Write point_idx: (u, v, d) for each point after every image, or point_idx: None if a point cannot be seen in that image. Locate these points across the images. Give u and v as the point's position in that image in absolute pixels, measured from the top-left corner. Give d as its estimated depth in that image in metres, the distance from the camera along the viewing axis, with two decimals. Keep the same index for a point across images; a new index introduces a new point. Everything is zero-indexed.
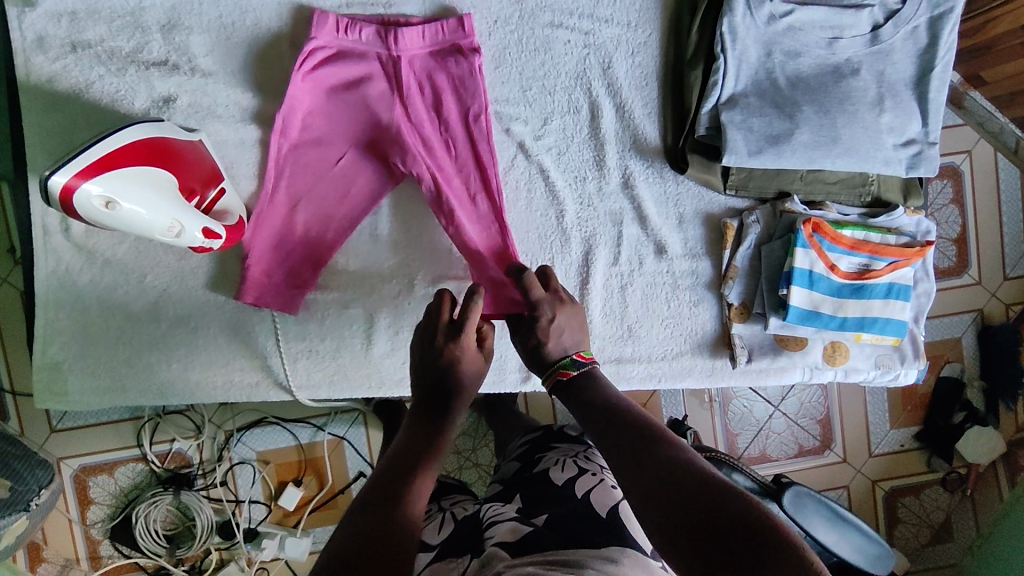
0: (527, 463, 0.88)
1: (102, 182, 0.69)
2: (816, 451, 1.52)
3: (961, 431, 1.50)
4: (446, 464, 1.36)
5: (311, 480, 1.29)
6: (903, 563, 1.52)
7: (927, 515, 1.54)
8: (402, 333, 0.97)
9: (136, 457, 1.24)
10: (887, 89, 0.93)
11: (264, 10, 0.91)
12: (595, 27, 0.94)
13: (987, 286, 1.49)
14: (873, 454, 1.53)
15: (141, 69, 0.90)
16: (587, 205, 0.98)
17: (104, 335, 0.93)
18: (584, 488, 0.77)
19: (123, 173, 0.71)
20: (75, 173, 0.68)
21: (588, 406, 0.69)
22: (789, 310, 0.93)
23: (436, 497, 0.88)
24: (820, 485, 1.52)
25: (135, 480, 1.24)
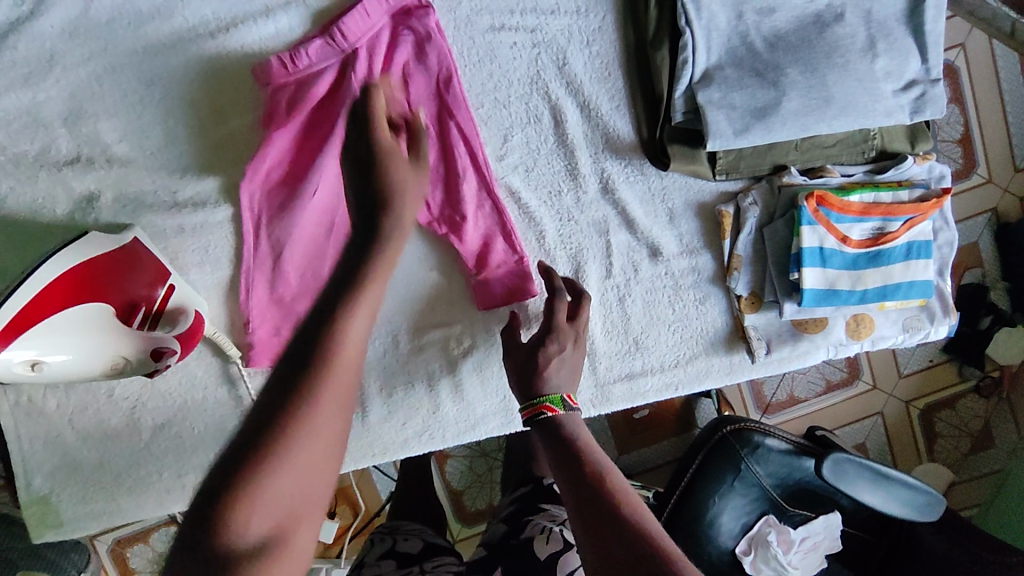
0: (514, 526, 0.83)
1: (22, 343, 0.65)
2: (844, 383, 1.48)
3: (989, 336, 1.41)
4: (475, 467, 1.33)
5: (345, 509, 1.27)
6: (944, 477, 1.49)
7: (965, 425, 1.50)
8: (397, 393, 0.90)
9: (167, 521, 1.22)
10: (877, 30, 0.82)
11: (171, 78, 0.82)
12: (542, 22, 0.84)
13: (998, 182, 1.38)
14: (903, 374, 1.48)
15: (53, 171, 0.81)
16: (567, 220, 0.89)
17: (86, 459, 0.87)
18: (566, 568, 0.77)
19: (46, 329, 0.66)
20: None
21: (553, 453, 0.66)
22: (804, 295, 0.85)
23: (420, 560, 0.85)
24: (853, 415, 1.48)
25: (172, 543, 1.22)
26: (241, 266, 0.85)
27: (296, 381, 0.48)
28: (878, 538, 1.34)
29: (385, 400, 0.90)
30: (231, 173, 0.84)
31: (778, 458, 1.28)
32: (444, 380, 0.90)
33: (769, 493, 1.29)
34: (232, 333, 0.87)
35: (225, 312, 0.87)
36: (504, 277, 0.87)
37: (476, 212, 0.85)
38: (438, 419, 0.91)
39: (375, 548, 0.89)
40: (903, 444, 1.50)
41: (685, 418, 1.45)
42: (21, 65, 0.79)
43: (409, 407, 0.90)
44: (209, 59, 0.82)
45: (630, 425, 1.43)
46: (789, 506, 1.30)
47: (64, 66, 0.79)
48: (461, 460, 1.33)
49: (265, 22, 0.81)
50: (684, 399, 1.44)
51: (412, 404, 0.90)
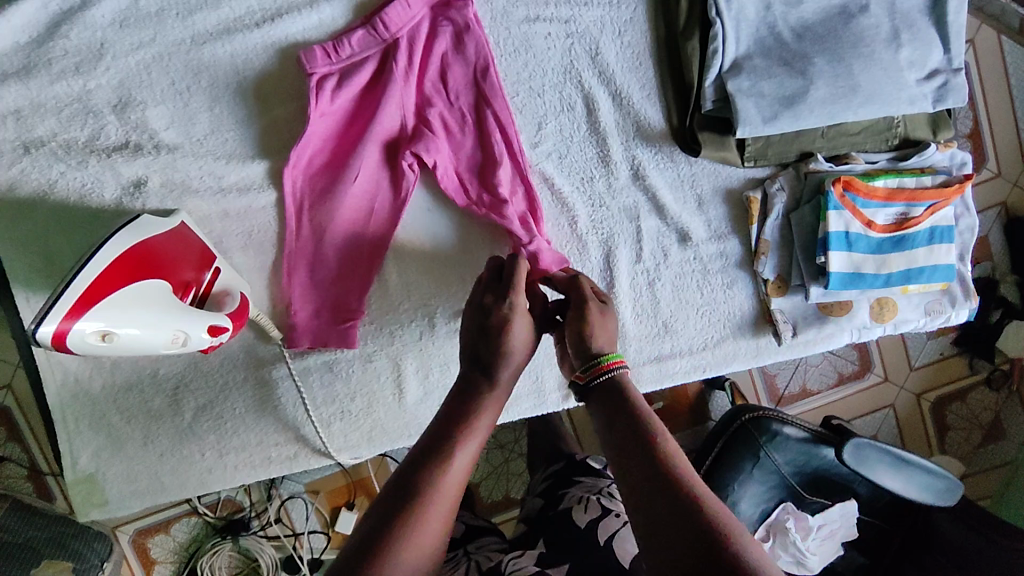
0: (551, 501, 0.90)
1: (93, 313, 0.65)
2: (856, 375, 1.50)
3: (999, 329, 1.45)
4: (491, 459, 1.35)
5: (363, 501, 1.28)
6: (956, 468, 1.51)
7: (976, 417, 1.52)
8: (432, 375, 0.93)
9: (188, 511, 1.24)
10: (901, 21, 0.85)
11: (217, 67, 0.84)
12: (576, 13, 0.87)
13: (1007, 176, 1.40)
14: (914, 367, 1.51)
15: (102, 157, 0.83)
16: (599, 206, 0.91)
17: (130, 439, 0.90)
18: (608, 533, 0.81)
19: (118, 299, 0.66)
20: (62, 317, 0.63)
21: (606, 411, 0.65)
22: (830, 278, 0.87)
23: (464, 542, 0.90)
24: (865, 408, 1.51)
25: (193, 533, 1.24)
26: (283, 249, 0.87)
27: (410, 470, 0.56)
28: (893, 525, 1.35)
29: (422, 381, 0.92)
30: (275, 159, 0.87)
31: (797, 445, 1.30)
32: None
33: (788, 479, 1.31)
34: (275, 317, 0.90)
35: (266, 295, 0.89)
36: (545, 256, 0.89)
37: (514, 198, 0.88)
38: None
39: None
40: (915, 436, 1.52)
41: (698, 410, 1.47)
42: (73, 54, 0.81)
43: (444, 388, 0.93)
44: (255, 48, 0.85)
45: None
46: (807, 493, 1.32)
47: (114, 54, 0.82)
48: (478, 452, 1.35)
49: (309, 13, 0.84)
50: (698, 391, 1.46)
51: (447, 385, 0.93)
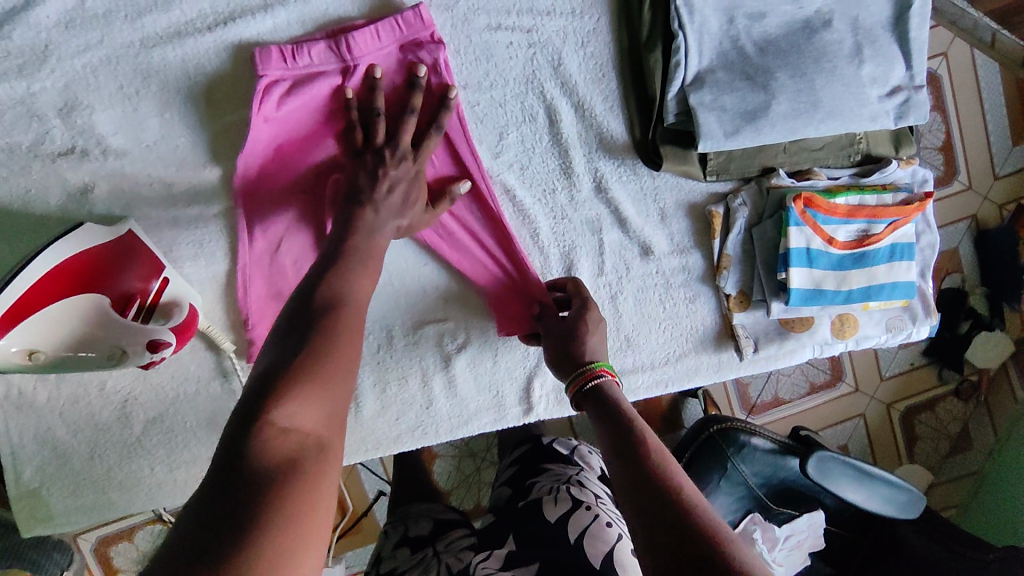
0: (518, 492, 0.91)
1: (19, 331, 0.65)
2: (827, 385, 1.50)
3: (968, 340, 1.45)
4: (463, 467, 1.34)
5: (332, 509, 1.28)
6: (923, 476, 1.53)
7: (944, 427, 1.54)
8: (390, 388, 0.91)
9: (152, 519, 1.20)
10: (864, 36, 0.85)
11: (168, 71, 0.82)
12: (537, 23, 0.85)
13: (977, 189, 1.41)
14: (884, 377, 1.51)
15: (47, 163, 0.81)
16: (561, 218, 0.90)
17: (76, 452, 0.87)
18: (579, 529, 0.78)
19: (46, 317, 0.67)
20: None
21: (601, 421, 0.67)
22: (790, 294, 0.87)
23: (432, 541, 0.90)
24: (834, 418, 1.51)
25: (156, 541, 1.21)
26: (236, 262, 0.85)
27: (314, 323, 0.55)
28: (859, 536, 1.37)
29: (380, 395, 0.90)
30: (230, 165, 0.85)
31: (763, 457, 1.31)
32: (438, 376, 0.91)
33: (755, 491, 1.31)
34: (231, 330, 0.88)
35: (219, 305, 0.87)
36: (513, 304, 0.89)
37: (480, 242, 0.87)
38: (431, 414, 0.92)
39: (389, 539, 0.94)
40: (885, 446, 1.53)
41: (671, 419, 1.46)
42: (16, 55, 0.78)
43: (403, 402, 0.91)
44: (206, 52, 0.82)
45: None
46: (774, 504, 1.32)
47: (59, 56, 0.79)
48: (449, 460, 1.33)
49: (263, 17, 0.82)
50: (670, 399, 1.45)
51: (406, 399, 0.91)
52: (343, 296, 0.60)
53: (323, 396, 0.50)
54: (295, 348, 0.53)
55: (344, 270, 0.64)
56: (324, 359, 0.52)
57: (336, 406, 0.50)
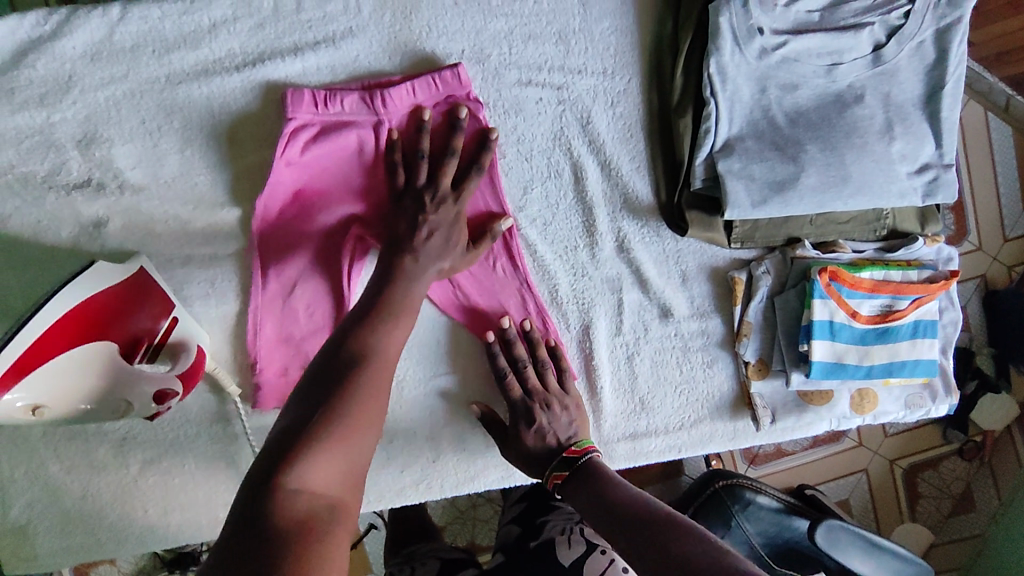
0: (529, 530, 0.92)
1: (25, 387, 0.61)
2: (831, 438, 1.48)
3: (974, 400, 1.39)
4: (459, 503, 1.30)
5: None
6: (923, 538, 1.49)
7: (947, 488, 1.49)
8: (397, 440, 0.88)
9: None
10: (895, 113, 0.84)
11: (192, 108, 0.81)
12: (568, 80, 0.85)
13: (987, 250, 1.37)
14: (888, 434, 1.49)
15: (62, 195, 0.80)
16: (581, 276, 0.89)
17: (69, 490, 0.84)
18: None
19: (56, 368, 0.63)
20: None
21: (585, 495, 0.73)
22: (812, 367, 0.85)
23: None
24: (836, 473, 1.49)
25: (140, 564, 1.17)
26: (249, 306, 0.84)
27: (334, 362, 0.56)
28: None
29: (386, 447, 0.87)
30: (249, 206, 0.83)
31: (768, 515, 1.30)
32: (447, 429, 0.89)
33: (757, 550, 1.28)
34: (238, 373, 0.86)
35: (227, 347, 0.85)
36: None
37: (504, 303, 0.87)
38: (437, 467, 0.89)
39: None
40: (886, 504, 1.50)
41: (672, 465, 1.43)
42: (38, 84, 0.78)
43: (410, 454, 0.88)
44: (232, 91, 0.81)
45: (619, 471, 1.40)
46: (775, 564, 1.29)
47: (83, 88, 0.79)
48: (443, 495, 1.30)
49: (293, 60, 0.81)
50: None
51: (412, 451, 0.88)
52: (371, 347, 0.59)
53: (338, 452, 0.49)
54: (312, 402, 0.52)
55: (375, 317, 0.63)
56: (345, 416, 0.51)
57: (353, 470, 0.49)
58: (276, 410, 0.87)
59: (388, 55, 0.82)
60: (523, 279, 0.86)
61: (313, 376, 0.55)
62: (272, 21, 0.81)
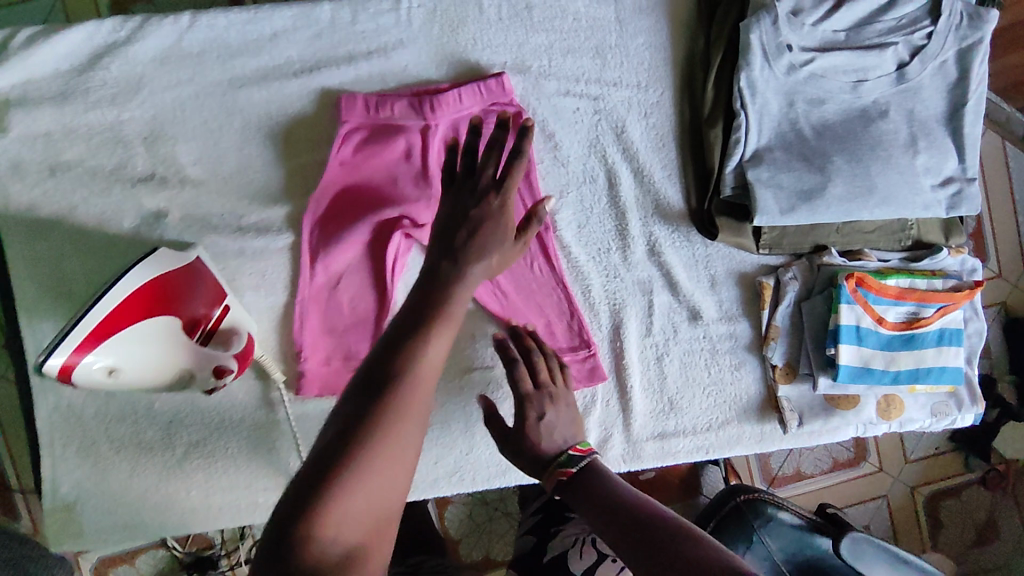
0: (544, 540, 0.97)
1: (105, 351, 0.66)
2: (851, 463, 1.46)
3: (996, 428, 1.38)
4: (475, 516, 1.26)
5: None
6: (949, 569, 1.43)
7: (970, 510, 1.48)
8: (431, 432, 0.91)
9: (155, 543, 1.17)
10: (919, 128, 0.87)
11: (251, 110, 0.86)
12: (604, 92, 0.90)
13: (1008, 277, 1.40)
14: (910, 459, 1.47)
15: (127, 187, 0.85)
16: (613, 277, 0.92)
17: (116, 468, 0.87)
18: None
19: (135, 336, 0.68)
20: (71, 352, 0.65)
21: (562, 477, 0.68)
22: (839, 370, 0.87)
23: None
24: (857, 498, 1.46)
25: (156, 567, 1.17)
26: (296, 297, 0.88)
27: (373, 395, 0.46)
28: None
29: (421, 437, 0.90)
30: (301, 203, 0.88)
31: (789, 532, 1.29)
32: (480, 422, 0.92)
33: (779, 567, 1.27)
34: (283, 361, 0.89)
35: (273, 335, 0.89)
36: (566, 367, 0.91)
37: (539, 301, 0.90)
38: (470, 460, 0.92)
39: None
40: (909, 533, 1.47)
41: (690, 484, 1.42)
42: (111, 85, 0.84)
43: (443, 447, 0.91)
44: (290, 94, 0.87)
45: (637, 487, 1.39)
46: None
47: (152, 89, 0.84)
48: (460, 506, 1.26)
49: (347, 68, 0.87)
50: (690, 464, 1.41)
51: (445, 443, 0.91)
52: (412, 395, 0.46)
53: (384, 482, 0.44)
54: (360, 415, 0.45)
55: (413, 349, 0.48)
56: (392, 443, 0.45)
57: (390, 498, 0.46)
58: (317, 399, 0.90)
59: (438, 66, 0.88)
60: (558, 276, 0.90)
61: (363, 382, 0.47)
62: (329, 33, 0.86)
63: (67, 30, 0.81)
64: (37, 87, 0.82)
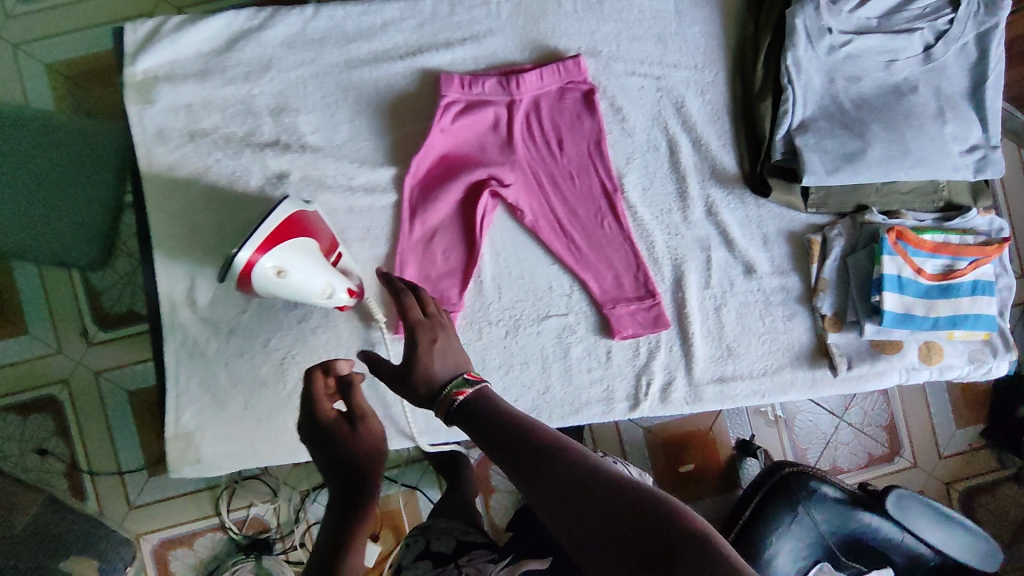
0: None
1: (281, 252, 0.77)
2: (885, 458, 1.50)
3: None
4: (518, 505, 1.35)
5: (388, 535, 1.36)
6: None
7: (1004, 513, 1.50)
8: (513, 370, 1.02)
9: (215, 526, 1.27)
10: (946, 102, 0.99)
11: (362, 87, 1.00)
12: (666, 72, 1.02)
13: None
14: (943, 456, 1.51)
15: (255, 151, 0.98)
16: (675, 235, 1.03)
17: (233, 400, 0.98)
18: None
19: (298, 241, 0.79)
20: (256, 249, 0.75)
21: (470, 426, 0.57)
22: (884, 315, 0.96)
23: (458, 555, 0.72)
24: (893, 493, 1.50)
25: (216, 549, 1.27)
26: (396, 249, 0.99)
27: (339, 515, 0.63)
28: None
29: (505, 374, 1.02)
30: (402, 166, 1.00)
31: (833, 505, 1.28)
32: (557, 363, 1.02)
33: (827, 543, 1.25)
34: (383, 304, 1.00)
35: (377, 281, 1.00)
36: (633, 314, 1.02)
37: (609, 254, 1.02)
38: (546, 398, 1.02)
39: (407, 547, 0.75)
40: None
41: (729, 476, 1.46)
42: (245, 65, 0.98)
43: (522, 385, 1.02)
44: (394, 72, 1.00)
45: (674, 478, 1.45)
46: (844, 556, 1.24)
47: (279, 68, 0.98)
48: (505, 497, 1.34)
49: (445, 52, 1.00)
50: (728, 457, 1.46)
51: (525, 382, 1.02)
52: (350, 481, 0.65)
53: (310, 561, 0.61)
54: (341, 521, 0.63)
55: (341, 458, 0.66)
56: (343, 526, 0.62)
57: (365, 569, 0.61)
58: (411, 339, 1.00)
59: (518, 47, 1.01)
60: (624, 231, 1.01)
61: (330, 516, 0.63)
62: (430, 22, 1.00)
63: (210, 19, 0.96)
64: (182, 66, 0.97)
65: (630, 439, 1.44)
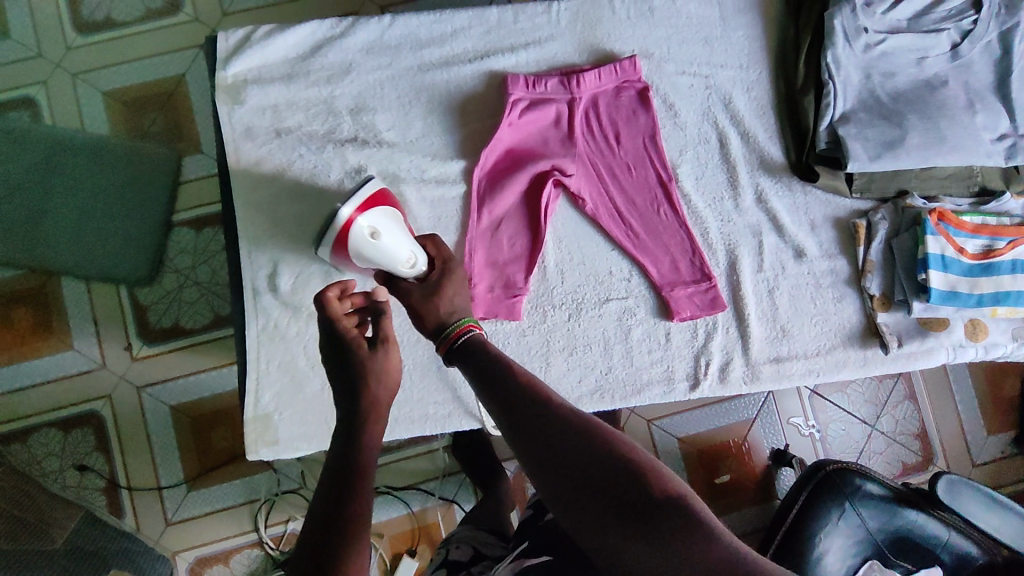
0: None
1: (377, 212, 0.82)
2: (919, 467, 1.49)
3: None
4: None
5: (425, 549, 1.36)
6: None
7: None
8: (576, 352, 1.06)
9: (252, 542, 1.32)
10: (975, 95, 1.07)
11: (434, 88, 1.08)
12: (713, 72, 1.11)
13: None
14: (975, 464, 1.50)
15: (335, 147, 1.05)
16: (727, 221, 1.09)
17: (311, 382, 1.01)
18: None
19: (389, 210, 0.85)
20: (356, 207, 0.81)
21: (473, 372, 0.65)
22: (931, 292, 1.01)
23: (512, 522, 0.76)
24: None
25: (252, 566, 1.31)
26: (466, 235, 1.05)
27: (339, 477, 0.61)
28: None
29: (569, 355, 1.06)
30: (471, 159, 1.07)
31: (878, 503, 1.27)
32: (618, 345, 1.06)
33: (874, 540, 1.24)
34: None
35: None
36: (691, 296, 1.06)
37: (666, 240, 1.07)
38: (609, 379, 1.06)
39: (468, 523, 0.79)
40: None
41: (765, 487, 1.45)
42: (327, 69, 1.06)
43: (586, 365, 1.06)
44: (464, 73, 1.08)
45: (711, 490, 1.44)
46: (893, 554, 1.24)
47: (359, 71, 1.06)
48: None
49: (510, 56, 1.08)
50: (764, 468, 1.44)
51: (587, 363, 1.06)
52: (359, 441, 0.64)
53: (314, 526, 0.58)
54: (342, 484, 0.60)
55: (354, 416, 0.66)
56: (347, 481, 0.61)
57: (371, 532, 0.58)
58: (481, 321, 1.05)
59: (578, 51, 1.10)
60: (680, 218, 1.07)
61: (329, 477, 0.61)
62: (496, 29, 1.09)
63: (297, 27, 1.04)
64: (270, 70, 1.04)
65: (667, 447, 1.43)
